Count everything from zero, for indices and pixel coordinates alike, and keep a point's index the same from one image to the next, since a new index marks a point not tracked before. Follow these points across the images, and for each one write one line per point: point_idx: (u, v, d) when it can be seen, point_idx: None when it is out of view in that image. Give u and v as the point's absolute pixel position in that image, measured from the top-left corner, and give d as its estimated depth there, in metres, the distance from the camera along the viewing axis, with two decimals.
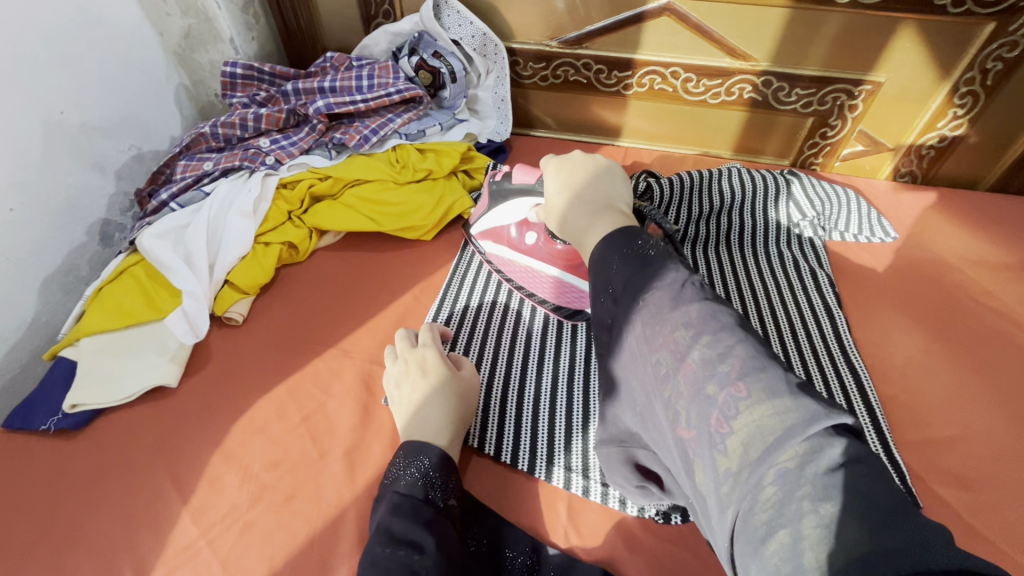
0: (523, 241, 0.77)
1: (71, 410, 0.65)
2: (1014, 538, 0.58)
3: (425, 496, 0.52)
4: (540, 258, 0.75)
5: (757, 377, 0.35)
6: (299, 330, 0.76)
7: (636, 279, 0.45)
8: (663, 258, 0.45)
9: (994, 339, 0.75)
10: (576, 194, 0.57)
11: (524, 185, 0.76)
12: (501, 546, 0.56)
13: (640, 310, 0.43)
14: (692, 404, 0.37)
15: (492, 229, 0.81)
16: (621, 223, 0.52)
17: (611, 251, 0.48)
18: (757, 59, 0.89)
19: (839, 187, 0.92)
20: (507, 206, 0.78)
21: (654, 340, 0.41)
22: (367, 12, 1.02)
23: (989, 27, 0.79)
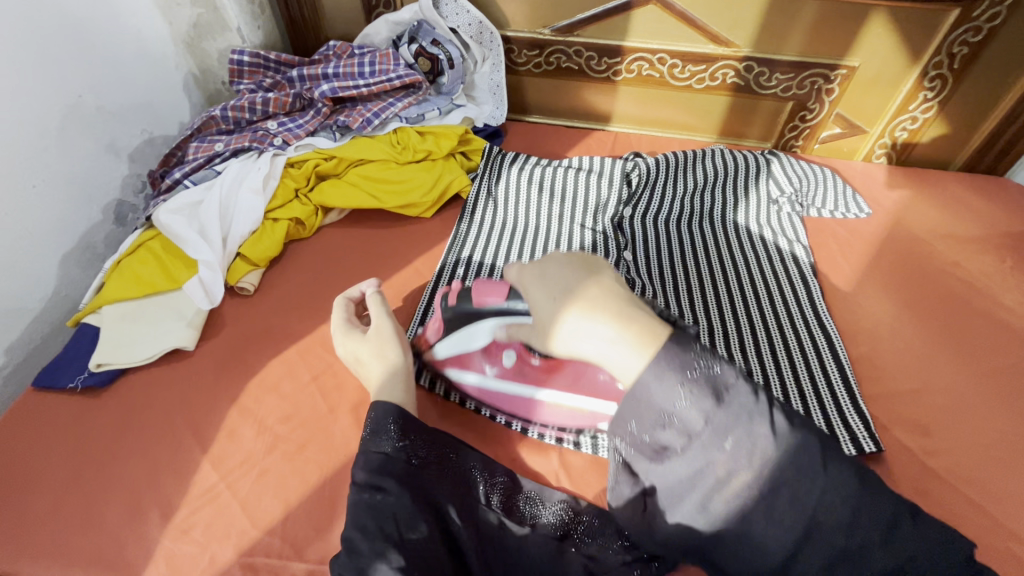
0: (498, 363, 0.66)
1: (96, 369, 0.70)
2: (967, 478, 0.63)
3: (379, 445, 0.54)
4: (521, 381, 0.65)
5: (830, 468, 0.40)
6: (307, 300, 0.80)
7: (720, 420, 0.41)
8: (732, 376, 0.42)
9: (958, 304, 0.80)
10: (552, 289, 0.47)
11: (494, 305, 0.62)
12: (472, 472, 0.59)
13: (729, 449, 0.40)
14: (752, 484, 0.40)
15: (456, 357, 0.68)
16: (631, 326, 0.44)
17: (670, 374, 0.42)
18: (739, 45, 0.94)
19: (815, 167, 0.98)
20: (468, 333, 0.65)
21: (752, 479, 0.40)
22: (368, 2, 1.07)
23: (954, 13, 0.84)
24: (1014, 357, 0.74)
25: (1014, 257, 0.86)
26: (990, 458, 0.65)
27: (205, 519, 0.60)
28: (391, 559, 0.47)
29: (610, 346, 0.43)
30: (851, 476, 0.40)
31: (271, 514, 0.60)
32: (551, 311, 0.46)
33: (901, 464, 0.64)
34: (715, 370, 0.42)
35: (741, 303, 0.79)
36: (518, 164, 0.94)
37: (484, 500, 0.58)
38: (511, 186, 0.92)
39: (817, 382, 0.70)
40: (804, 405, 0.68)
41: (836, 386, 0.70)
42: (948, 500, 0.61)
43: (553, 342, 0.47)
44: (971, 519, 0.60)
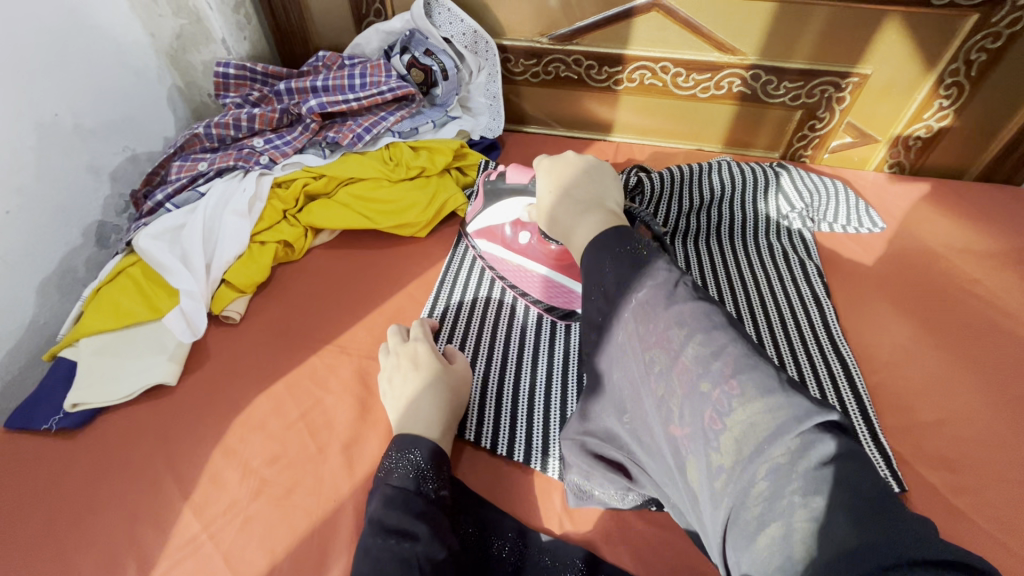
0: (516, 239, 0.77)
1: (72, 409, 0.66)
2: (998, 519, 0.59)
3: (417, 485, 0.53)
4: (534, 259, 0.76)
5: (749, 376, 0.37)
6: (297, 328, 0.77)
7: (632, 280, 0.46)
8: (658, 262, 0.47)
9: (980, 325, 0.77)
10: (560, 181, 0.62)
11: (517, 184, 0.74)
12: (482, 526, 0.57)
13: (633, 308, 0.44)
14: (672, 384, 0.39)
15: (487, 227, 0.80)
16: (604, 210, 0.56)
17: (605, 259, 0.49)
18: (745, 53, 0.90)
19: (827, 179, 0.93)
20: (502, 205, 0.77)
21: (648, 341, 0.42)
22: (358, 10, 1.02)
23: (972, 18, 0.80)
24: None
25: None
26: (1021, 496, 0.61)
27: (186, 574, 0.56)
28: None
29: (583, 219, 0.56)
30: (812, 428, 0.34)
31: (257, 568, 0.56)
32: (552, 195, 0.61)
33: (926, 504, 0.61)
34: (647, 262, 0.47)
35: (752, 327, 0.75)
36: None
37: (496, 556, 0.55)
38: None
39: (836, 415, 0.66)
40: None
41: (855, 418, 0.66)
42: (978, 543, 0.58)
43: (552, 224, 0.61)
44: (1003, 564, 0.56)
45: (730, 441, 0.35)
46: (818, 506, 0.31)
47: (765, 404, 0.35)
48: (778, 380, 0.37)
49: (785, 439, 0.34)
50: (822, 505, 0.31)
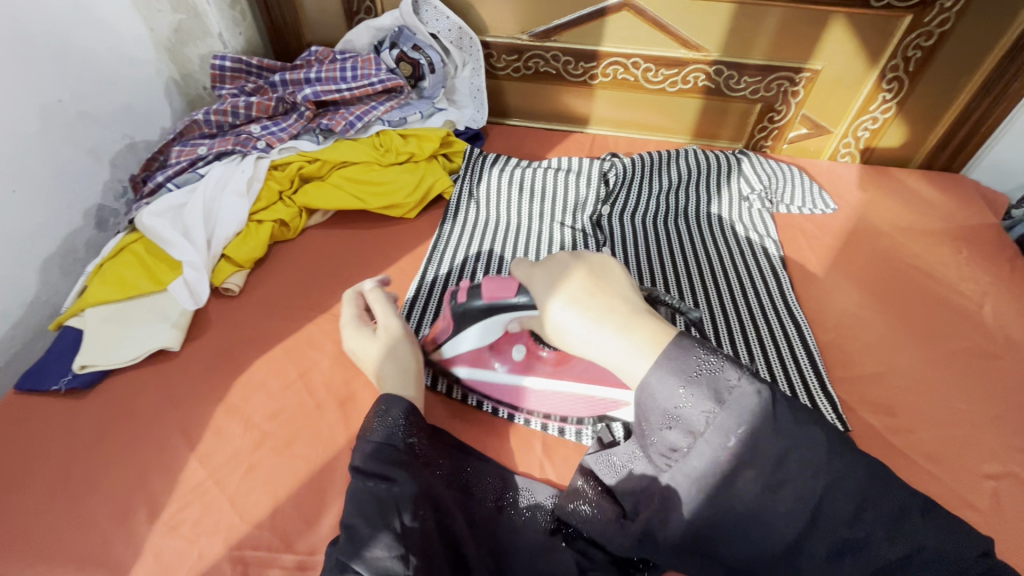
0: (508, 355, 0.71)
1: (80, 371, 0.70)
2: (930, 454, 0.67)
3: (387, 435, 0.55)
4: (533, 375, 0.70)
5: (846, 471, 0.43)
6: (293, 300, 0.81)
7: (730, 419, 0.44)
8: (735, 377, 0.45)
9: (919, 293, 0.85)
10: (564, 289, 0.51)
11: (500, 297, 0.66)
12: (464, 471, 0.61)
13: (735, 445, 0.44)
14: (774, 489, 0.43)
15: (469, 355, 0.70)
16: (633, 327, 0.47)
17: (672, 378, 0.45)
18: (708, 50, 0.98)
19: (784, 165, 1.02)
20: (483, 329, 0.66)
21: (759, 472, 0.43)
22: (349, 8, 1.09)
23: (907, 19, 0.89)
24: (971, 340, 0.78)
25: (969, 248, 0.91)
26: (949, 434, 0.69)
27: (193, 515, 0.60)
28: (389, 547, 0.48)
29: (621, 345, 0.47)
30: (858, 472, 0.43)
31: (260, 508, 0.61)
32: (568, 312, 0.49)
33: (867, 443, 0.68)
34: (716, 368, 0.45)
35: (715, 297, 0.82)
36: (499, 165, 0.96)
37: (478, 493, 0.60)
38: (492, 187, 0.95)
39: (788, 369, 0.74)
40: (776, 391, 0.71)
41: (807, 371, 0.73)
42: (912, 475, 0.65)
43: (574, 342, 0.50)
44: (932, 491, 0.64)
45: (848, 534, 0.42)
46: (855, 514, 0.42)
47: (839, 484, 0.42)
48: (860, 461, 0.43)
49: (858, 506, 0.42)
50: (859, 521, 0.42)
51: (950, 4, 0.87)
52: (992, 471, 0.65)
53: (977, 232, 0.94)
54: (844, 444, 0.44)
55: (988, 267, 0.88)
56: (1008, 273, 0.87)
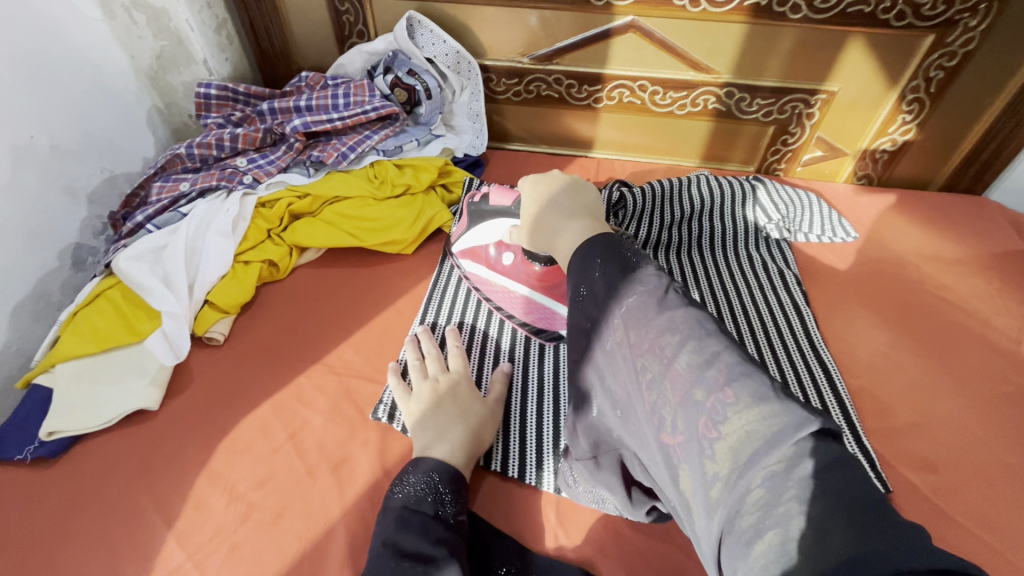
0: (500, 260, 0.77)
1: (47, 438, 0.64)
2: (981, 519, 0.61)
3: (433, 511, 0.53)
4: (515, 280, 0.76)
5: (744, 384, 0.36)
6: (282, 349, 0.75)
7: (621, 284, 0.44)
8: (646, 269, 0.45)
9: (952, 329, 0.79)
10: (546, 198, 0.60)
11: (501, 207, 0.77)
12: (488, 549, 0.56)
13: (627, 312, 0.43)
14: (651, 363, 0.40)
15: (471, 248, 0.80)
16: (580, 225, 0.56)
17: (585, 259, 0.48)
18: (719, 72, 0.93)
19: (801, 192, 0.97)
20: (484, 228, 0.78)
21: (639, 344, 0.41)
22: (341, 32, 1.03)
23: (929, 39, 0.84)
24: (1012, 382, 0.73)
25: (1001, 278, 0.86)
26: (998, 492, 0.63)
27: None
28: None
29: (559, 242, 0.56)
30: (775, 390, 0.35)
31: None
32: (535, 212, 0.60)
33: (910, 504, 0.62)
34: (626, 257, 0.47)
35: (736, 338, 0.77)
36: None
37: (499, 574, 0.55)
38: None
39: None
40: None
41: (839, 423, 0.68)
42: (963, 541, 0.59)
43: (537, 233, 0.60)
44: (986, 560, 0.58)
45: (739, 441, 0.34)
46: (763, 426, 0.34)
47: (737, 380, 0.36)
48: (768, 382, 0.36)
49: (762, 413, 0.34)
50: (767, 428, 0.33)
51: (974, 24, 0.82)
52: None
53: (1008, 260, 0.89)
54: (753, 364, 0.38)
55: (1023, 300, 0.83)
56: None
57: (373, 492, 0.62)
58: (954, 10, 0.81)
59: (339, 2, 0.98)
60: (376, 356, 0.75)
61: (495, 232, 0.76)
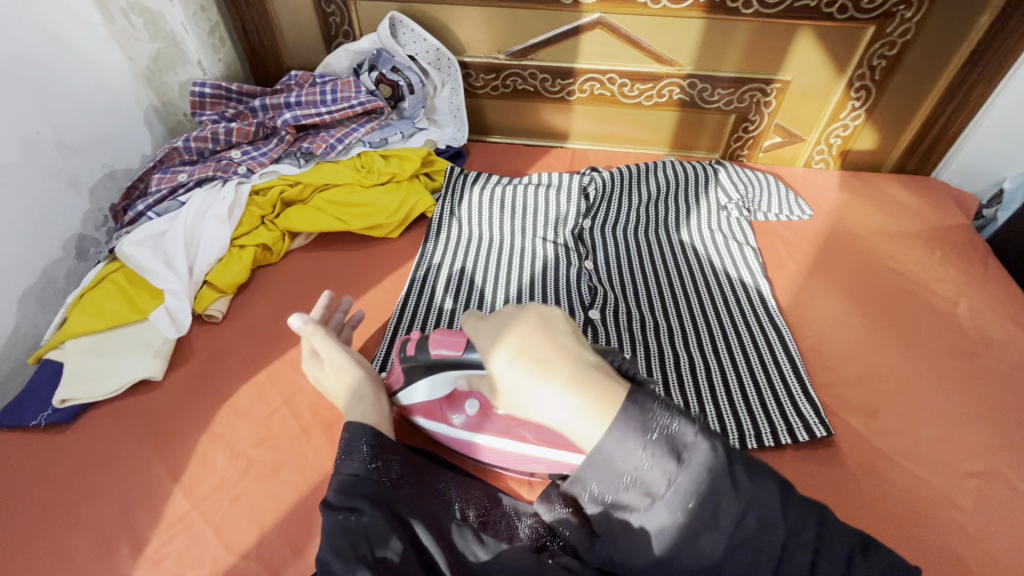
0: (465, 419, 0.64)
1: (59, 405, 0.69)
2: (913, 456, 0.68)
3: (352, 466, 0.56)
4: (488, 436, 0.63)
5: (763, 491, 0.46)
6: (277, 324, 0.81)
7: (684, 480, 0.45)
8: (690, 433, 0.46)
9: (896, 294, 0.87)
10: (512, 347, 0.47)
11: (447, 359, 0.58)
12: (447, 492, 0.60)
13: (693, 505, 0.45)
14: (716, 529, 0.45)
15: (423, 408, 0.65)
16: (574, 387, 0.44)
17: (633, 439, 0.45)
18: (681, 64, 1.01)
19: (760, 174, 1.04)
20: (429, 391, 0.62)
21: (713, 527, 0.45)
22: (328, 32, 1.09)
23: (870, 30, 0.92)
24: (948, 339, 0.80)
25: (942, 249, 0.93)
26: (931, 434, 0.70)
27: (178, 548, 0.59)
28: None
29: (564, 403, 0.44)
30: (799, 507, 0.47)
31: (246, 538, 0.60)
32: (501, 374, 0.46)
33: (851, 446, 0.69)
34: (674, 427, 0.45)
35: (697, 306, 0.83)
36: (480, 183, 0.98)
37: (460, 512, 0.59)
38: (473, 205, 0.95)
39: (771, 376, 0.74)
40: (759, 397, 0.72)
41: (789, 377, 0.74)
42: (896, 476, 0.66)
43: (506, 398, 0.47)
44: (916, 492, 0.64)
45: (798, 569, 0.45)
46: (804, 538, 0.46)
47: (782, 513, 0.46)
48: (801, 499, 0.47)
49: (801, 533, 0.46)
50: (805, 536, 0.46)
51: (910, 15, 0.90)
52: (974, 469, 0.66)
53: (950, 233, 0.96)
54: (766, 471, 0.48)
55: (961, 267, 0.90)
56: (981, 272, 0.89)
57: None
58: (890, 3, 0.89)
59: (326, 5, 1.04)
60: (365, 329, 0.81)
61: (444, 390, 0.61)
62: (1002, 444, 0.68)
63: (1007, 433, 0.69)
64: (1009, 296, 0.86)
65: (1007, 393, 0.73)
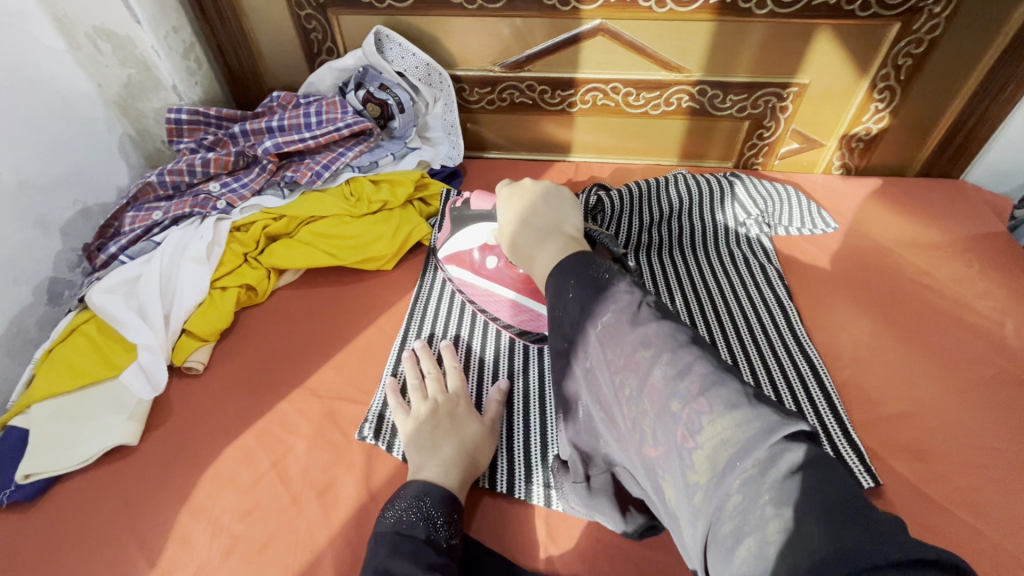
0: (484, 265, 0.75)
1: (22, 481, 0.62)
2: (972, 505, 0.61)
3: (426, 534, 0.51)
4: (502, 283, 0.74)
5: (716, 394, 0.36)
6: (263, 374, 0.75)
7: (600, 303, 0.45)
8: (617, 282, 0.46)
9: (935, 315, 0.79)
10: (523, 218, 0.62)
11: (483, 210, 0.78)
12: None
13: (596, 332, 0.44)
14: (625, 377, 0.41)
15: (456, 252, 0.79)
16: (558, 241, 0.56)
17: (563, 274, 0.50)
18: (691, 70, 0.94)
19: (779, 185, 0.96)
20: (470, 230, 0.78)
21: (611, 359, 0.42)
22: (310, 49, 1.01)
23: (895, 27, 0.85)
24: (997, 366, 0.73)
25: (982, 261, 0.86)
26: (989, 479, 0.63)
27: None
28: None
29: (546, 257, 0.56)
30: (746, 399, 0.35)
31: None
32: (509, 228, 0.64)
33: (900, 496, 0.62)
34: (603, 274, 0.48)
35: (721, 336, 0.76)
36: None
37: None
38: None
39: (807, 416, 0.67)
40: None
41: (826, 417, 0.67)
42: (955, 531, 0.59)
43: (515, 253, 0.62)
44: (981, 550, 0.57)
45: (728, 474, 0.33)
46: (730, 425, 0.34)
47: (708, 384, 0.37)
48: (738, 384, 0.37)
49: (718, 411, 0.35)
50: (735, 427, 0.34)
51: (938, 10, 0.82)
52: None
53: (988, 243, 0.89)
54: (727, 372, 0.38)
55: (1003, 282, 0.83)
56: None
57: (359, 515, 0.61)
58: None
59: (306, 21, 0.97)
60: (359, 376, 0.74)
61: (479, 234, 0.76)
62: None
63: None
64: None
65: None
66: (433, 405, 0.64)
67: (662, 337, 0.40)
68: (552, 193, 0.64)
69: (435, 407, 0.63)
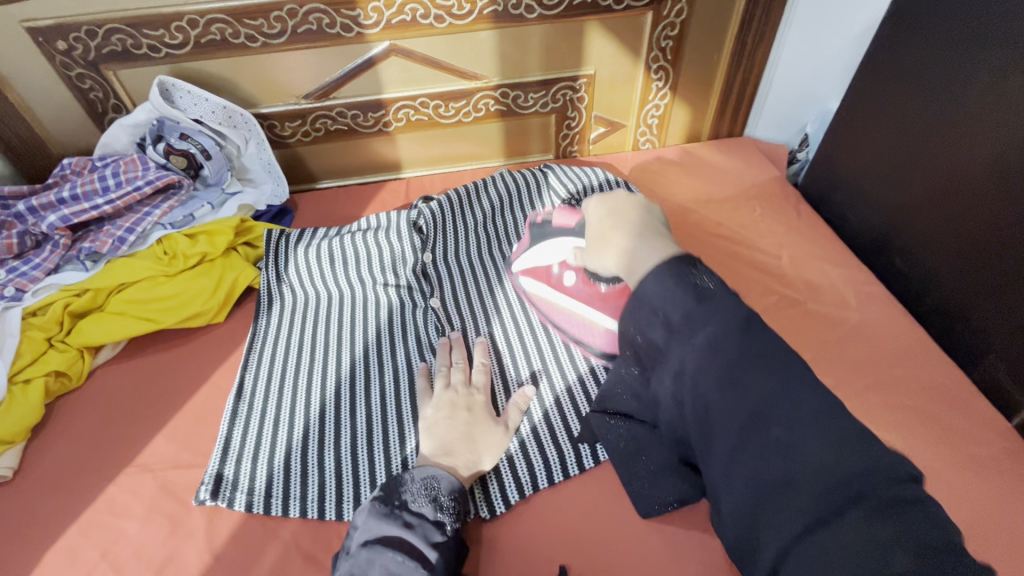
0: (562, 279, 0.74)
1: None
2: None
3: (403, 504, 0.56)
4: (576, 299, 0.71)
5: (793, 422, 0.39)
6: (83, 463, 0.69)
7: (699, 316, 0.44)
8: (703, 283, 0.46)
9: (728, 260, 0.91)
10: (608, 219, 0.58)
11: (567, 228, 0.75)
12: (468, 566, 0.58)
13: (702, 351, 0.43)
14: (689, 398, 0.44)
15: (531, 268, 0.78)
16: (658, 247, 0.52)
17: (671, 282, 0.46)
18: (488, 76, 0.99)
19: (588, 168, 1.03)
20: (550, 245, 0.76)
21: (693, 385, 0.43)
22: (94, 110, 0.95)
23: (649, 16, 0.95)
24: (777, 294, 0.85)
25: (762, 205, 1.00)
26: None
27: None
28: None
29: (637, 249, 0.53)
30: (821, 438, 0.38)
31: None
32: (601, 225, 0.58)
33: None
34: (697, 279, 0.46)
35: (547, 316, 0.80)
36: (305, 241, 0.89)
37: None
38: (301, 267, 0.87)
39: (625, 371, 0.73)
40: None
41: None
42: None
43: (592, 245, 0.59)
44: None
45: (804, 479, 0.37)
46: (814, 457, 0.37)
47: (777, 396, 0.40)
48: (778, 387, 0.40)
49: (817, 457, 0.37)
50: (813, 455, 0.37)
51: None
52: None
53: (765, 188, 1.03)
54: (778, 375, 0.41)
55: (779, 219, 0.96)
56: (797, 220, 0.96)
57: None
58: None
59: (79, 81, 0.91)
60: (194, 439, 0.71)
61: (557, 251, 0.75)
62: (836, 386, 0.73)
63: (836, 374, 0.74)
64: (823, 237, 0.93)
65: (830, 333, 0.79)
66: (451, 394, 0.68)
67: (718, 321, 0.43)
68: (640, 203, 0.59)
69: (453, 396, 0.68)
